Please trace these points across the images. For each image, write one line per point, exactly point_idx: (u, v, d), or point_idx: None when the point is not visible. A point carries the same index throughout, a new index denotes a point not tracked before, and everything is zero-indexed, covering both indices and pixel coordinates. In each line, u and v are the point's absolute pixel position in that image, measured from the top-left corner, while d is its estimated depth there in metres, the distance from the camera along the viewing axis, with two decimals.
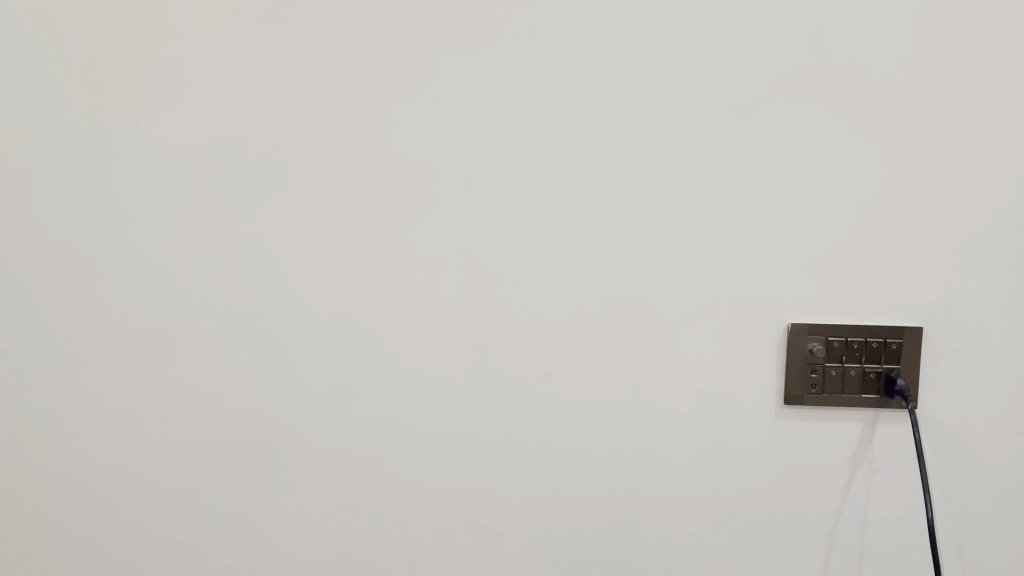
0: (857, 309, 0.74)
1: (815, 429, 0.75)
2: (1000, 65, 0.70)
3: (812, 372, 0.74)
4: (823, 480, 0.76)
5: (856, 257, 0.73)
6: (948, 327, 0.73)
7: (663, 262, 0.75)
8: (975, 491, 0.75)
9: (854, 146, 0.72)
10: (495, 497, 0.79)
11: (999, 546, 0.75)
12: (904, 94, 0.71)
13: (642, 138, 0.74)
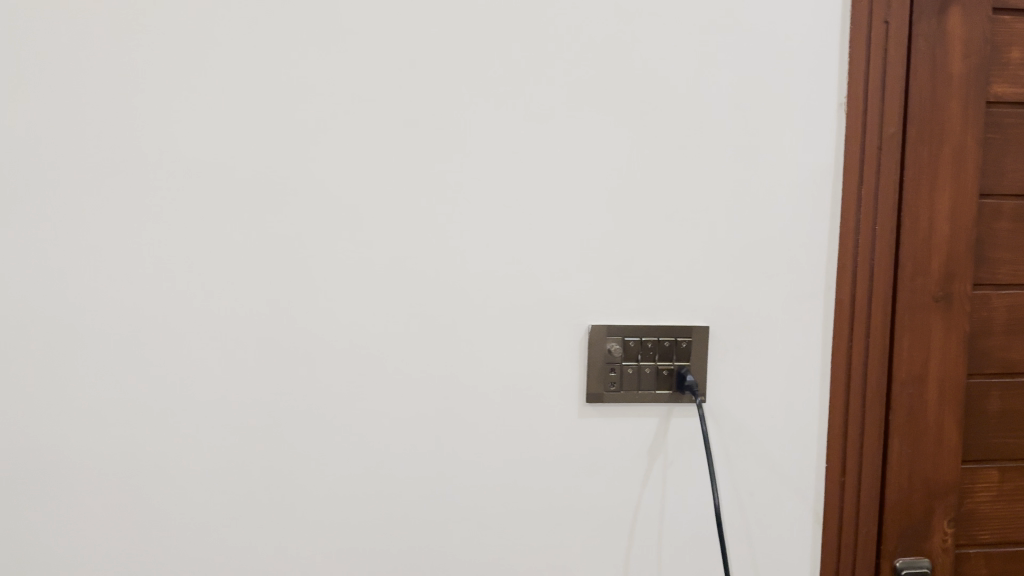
0: (656, 308, 0.77)
1: (617, 429, 0.78)
2: (777, 78, 0.76)
3: (611, 371, 0.76)
4: (623, 476, 0.78)
5: (653, 258, 0.76)
6: (736, 324, 0.78)
7: (466, 263, 0.75)
8: (760, 475, 0.80)
9: (651, 149, 0.75)
10: (298, 509, 0.77)
11: (782, 529, 0.80)
12: (698, 100, 0.75)
13: (443, 137, 0.73)
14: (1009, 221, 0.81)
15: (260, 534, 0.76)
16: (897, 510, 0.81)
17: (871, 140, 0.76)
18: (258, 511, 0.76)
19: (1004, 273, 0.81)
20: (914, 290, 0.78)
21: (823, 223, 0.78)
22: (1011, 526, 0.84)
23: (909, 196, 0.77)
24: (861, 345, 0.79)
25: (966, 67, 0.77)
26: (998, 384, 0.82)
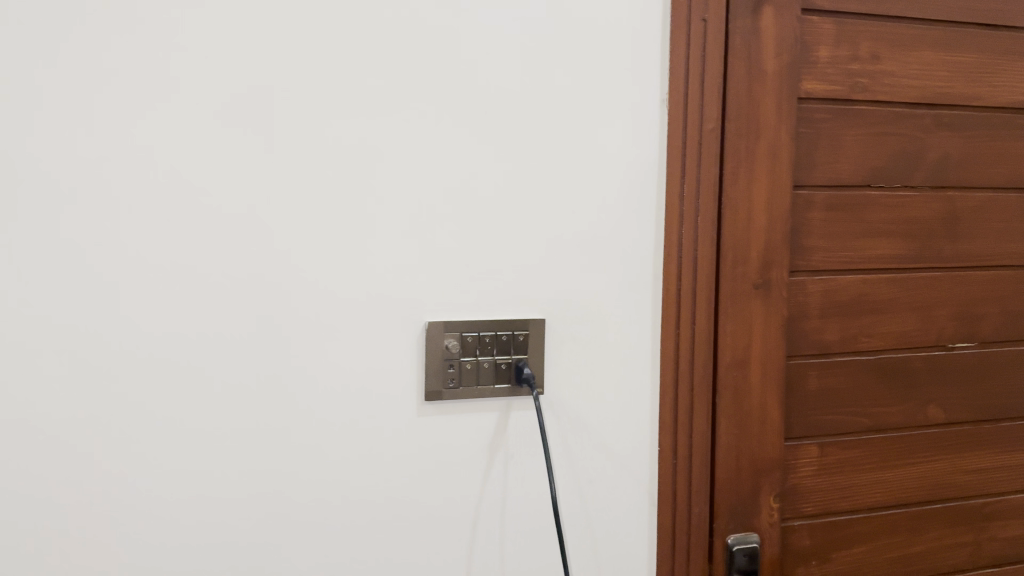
0: (493, 303, 0.77)
1: (456, 427, 0.77)
2: (601, 73, 0.78)
3: (450, 367, 0.76)
4: (465, 474, 0.78)
5: (489, 252, 0.77)
6: (570, 315, 0.80)
7: (292, 262, 0.72)
8: (599, 464, 0.81)
9: (482, 144, 0.75)
10: (111, 533, 0.71)
11: (620, 514, 0.83)
12: (527, 94, 0.76)
13: (265, 131, 0.70)
14: (821, 210, 0.87)
15: (68, 563, 0.70)
16: (727, 489, 0.86)
17: (691, 132, 0.80)
18: (66, 538, 0.70)
19: (818, 260, 0.87)
20: (735, 278, 0.84)
21: (650, 215, 0.81)
22: (831, 497, 0.90)
23: (730, 186, 0.82)
24: (688, 332, 0.83)
25: (778, 64, 0.82)
26: (814, 363, 0.88)
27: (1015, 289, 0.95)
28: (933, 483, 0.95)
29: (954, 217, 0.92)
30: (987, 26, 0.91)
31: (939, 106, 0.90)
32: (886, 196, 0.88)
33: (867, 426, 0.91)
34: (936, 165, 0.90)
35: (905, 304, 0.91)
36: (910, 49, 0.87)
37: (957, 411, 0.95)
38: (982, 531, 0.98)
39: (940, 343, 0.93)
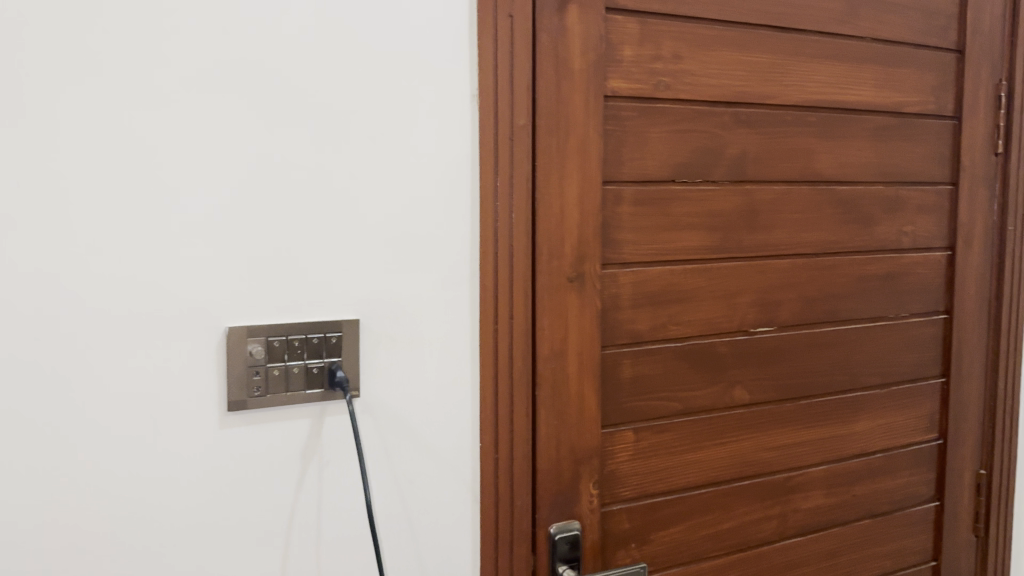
0: (300, 305, 0.74)
1: (263, 436, 0.74)
2: (409, 68, 0.76)
3: (256, 375, 0.73)
4: (276, 484, 0.75)
5: (296, 253, 0.74)
6: (385, 315, 0.78)
7: (75, 266, 0.66)
8: (416, 464, 0.80)
9: (284, 140, 0.72)
10: None
11: (441, 513, 0.82)
12: (334, 88, 0.74)
13: (35, 122, 0.64)
14: (631, 204, 0.89)
15: None
16: (548, 480, 0.87)
17: (502, 127, 0.81)
18: None
19: (629, 253, 0.90)
20: (551, 272, 0.85)
21: (464, 211, 0.81)
22: (647, 480, 0.94)
23: (543, 183, 0.84)
24: (506, 326, 0.83)
25: (585, 62, 0.84)
26: (628, 352, 0.91)
27: (807, 275, 1.03)
28: (741, 460, 1.01)
29: (752, 210, 0.97)
30: (778, 28, 0.97)
31: (736, 104, 0.95)
32: (690, 191, 0.93)
33: (679, 410, 0.96)
34: (734, 160, 0.95)
35: (710, 293, 0.96)
36: (708, 49, 0.92)
37: (760, 391, 1.01)
38: (785, 502, 1.05)
39: (743, 328, 0.99)
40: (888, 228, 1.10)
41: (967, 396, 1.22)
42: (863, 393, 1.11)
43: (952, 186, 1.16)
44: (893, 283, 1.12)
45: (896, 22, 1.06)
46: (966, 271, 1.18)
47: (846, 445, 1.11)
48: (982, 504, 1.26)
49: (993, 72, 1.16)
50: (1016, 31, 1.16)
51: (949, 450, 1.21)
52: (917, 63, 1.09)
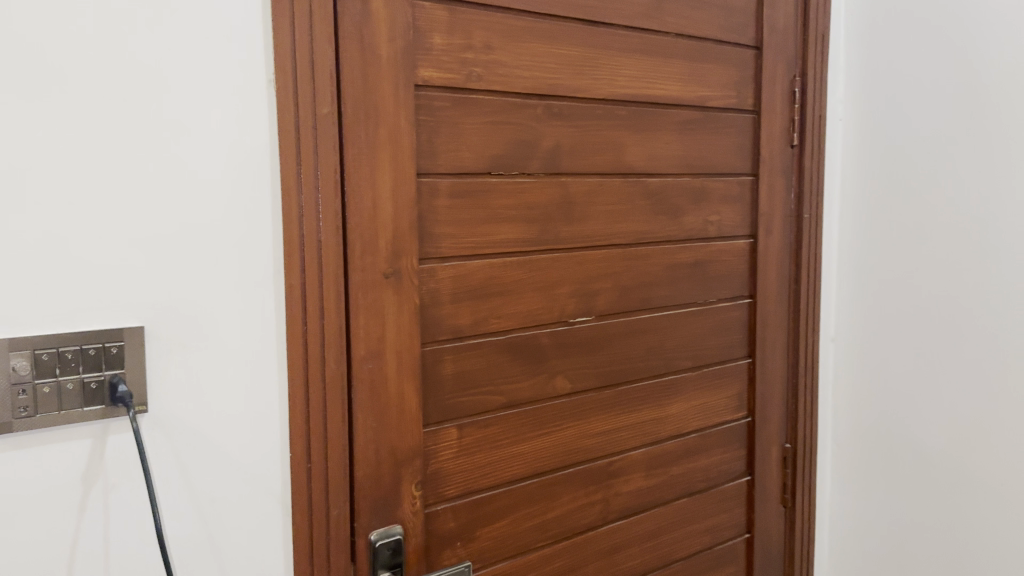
0: (73, 313, 0.67)
1: (32, 462, 0.66)
2: (195, 53, 0.70)
3: (21, 393, 0.65)
4: (51, 514, 0.67)
5: (67, 253, 0.66)
6: (174, 320, 0.72)
7: None
8: (216, 480, 0.75)
9: (48, 130, 0.64)
10: None
11: (248, 529, 0.77)
12: (107, 72, 0.66)
13: None
14: (447, 197, 0.87)
15: None
16: (367, 486, 0.84)
17: (304, 117, 0.76)
18: None
19: (447, 247, 0.88)
20: (364, 269, 0.82)
21: (265, 205, 0.76)
22: (471, 477, 0.93)
23: (352, 176, 0.80)
24: (316, 327, 0.79)
25: (392, 49, 0.81)
26: (449, 348, 0.89)
27: (622, 265, 1.05)
28: (564, 450, 1.02)
29: (568, 201, 0.98)
30: (587, 21, 0.97)
31: (549, 96, 0.95)
32: (506, 183, 0.92)
33: (502, 404, 0.95)
34: (549, 152, 0.95)
35: (529, 285, 0.96)
36: (519, 40, 0.91)
37: (580, 380, 1.02)
38: (607, 488, 1.07)
39: (562, 319, 0.99)
40: (696, 218, 1.15)
41: (772, 375, 1.30)
42: (678, 377, 1.15)
43: (753, 177, 1.22)
44: (702, 271, 1.17)
45: (698, 19, 1.10)
46: (768, 257, 1.25)
47: (663, 428, 1.14)
48: (788, 475, 1.34)
49: (787, 68, 1.23)
50: (807, 31, 1.24)
51: (757, 427, 1.28)
52: (719, 60, 1.14)
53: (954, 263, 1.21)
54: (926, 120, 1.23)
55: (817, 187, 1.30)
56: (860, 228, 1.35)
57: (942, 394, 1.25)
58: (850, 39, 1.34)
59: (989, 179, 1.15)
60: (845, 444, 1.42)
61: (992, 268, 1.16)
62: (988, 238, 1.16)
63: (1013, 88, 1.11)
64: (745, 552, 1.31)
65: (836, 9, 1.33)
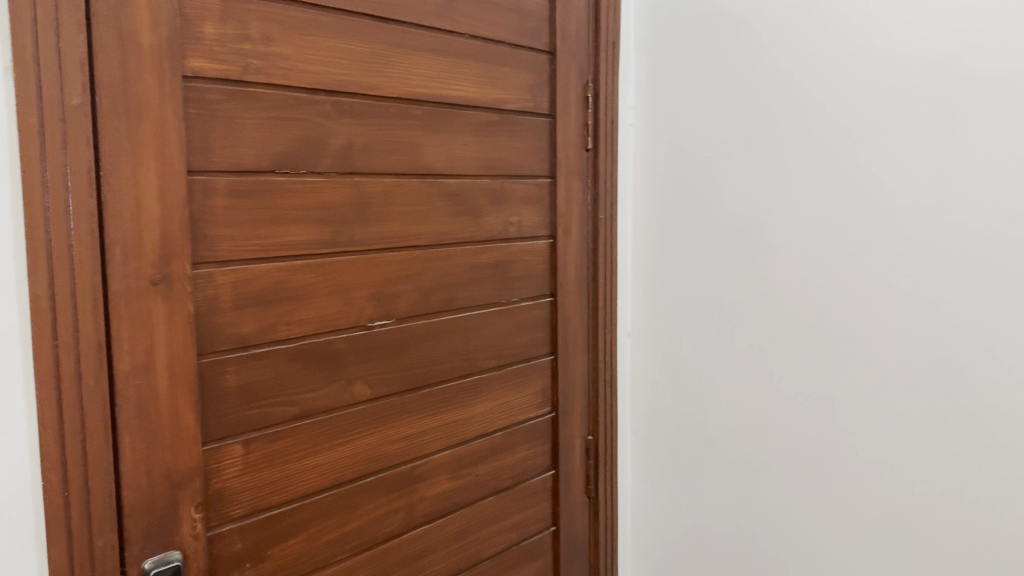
0: None
1: None
2: None
3: None
4: None
5: None
6: None
7: None
8: None
9: None
10: None
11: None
12: None
13: None
14: (224, 197, 0.82)
15: None
16: (139, 510, 0.77)
17: (49, 108, 0.68)
18: None
19: (226, 250, 0.82)
20: (126, 276, 0.75)
21: (4, 205, 0.67)
22: (260, 494, 0.88)
23: (112, 174, 0.73)
24: (71, 340, 0.71)
25: (156, 37, 0.75)
26: (232, 358, 0.84)
27: (421, 267, 1.03)
28: (364, 459, 0.99)
29: (363, 202, 0.95)
30: (377, 17, 0.95)
31: (338, 93, 0.91)
32: (293, 182, 0.87)
33: (294, 415, 0.90)
34: (340, 151, 0.92)
35: (322, 289, 0.92)
36: (302, 34, 0.87)
37: (380, 385, 1.00)
38: (410, 493, 1.05)
39: (359, 323, 0.96)
40: (496, 218, 1.15)
41: (573, 371, 1.33)
42: (481, 377, 1.15)
43: (550, 179, 1.24)
44: (503, 271, 1.18)
45: (492, 22, 1.11)
46: (566, 257, 1.28)
47: (467, 430, 1.14)
48: (591, 466, 1.38)
49: (580, 74, 1.27)
50: (598, 38, 1.28)
51: (560, 421, 1.31)
52: (514, 63, 1.15)
53: (737, 256, 1.30)
54: (707, 127, 1.32)
55: (611, 189, 1.34)
56: (652, 226, 1.42)
57: (729, 379, 1.33)
58: (639, 48, 1.40)
59: (767, 178, 1.25)
60: (643, 433, 1.48)
61: (768, 261, 1.26)
62: (764, 233, 1.26)
63: (783, 97, 1.21)
64: (552, 546, 1.33)
65: (626, 19, 1.39)
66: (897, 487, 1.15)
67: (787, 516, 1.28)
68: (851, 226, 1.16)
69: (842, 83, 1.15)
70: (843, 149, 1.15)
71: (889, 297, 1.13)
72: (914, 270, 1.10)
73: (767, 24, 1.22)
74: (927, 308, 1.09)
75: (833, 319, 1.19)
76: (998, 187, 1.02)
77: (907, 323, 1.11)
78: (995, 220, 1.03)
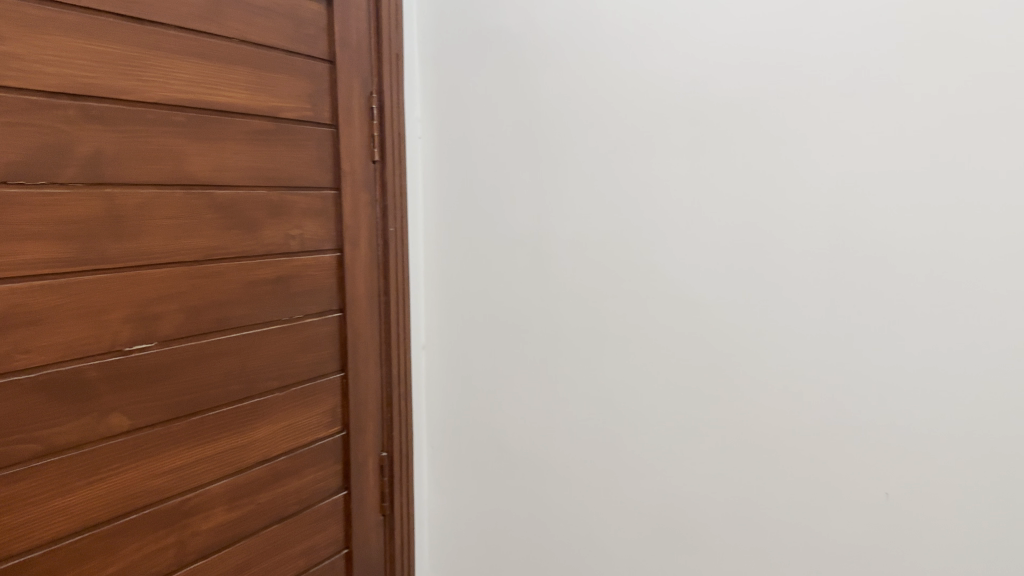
0: None
1: None
2: None
3: None
4: None
5: None
6: None
7: None
8: None
9: None
10: None
11: None
12: None
13: None
14: None
15: None
16: None
17: None
18: None
19: None
20: None
21: None
22: None
23: None
24: None
25: None
26: None
27: (189, 284, 0.97)
28: (125, 495, 0.91)
29: (116, 217, 0.88)
30: (128, 17, 0.88)
31: (83, 97, 0.84)
32: (29, 195, 0.79)
33: (38, 452, 0.82)
34: (86, 160, 0.84)
35: (69, 312, 0.84)
36: (37, 32, 0.79)
37: (142, 415, 0.92)
38: (182, 529, 0.99)
39: (115, 347, 0.89)
40: (275, 231, 1.10)
41: (365, 387, 1.30)
42: (261, 400, 1.10)
43: (335, 191, 1.21)
44: (285, 286, 1.13)
45: (264, 27, 1.07)
46: (354, 270, 1.25)
47: (246, 455, 1.08)
48: (386, 483, 1.36)
49: (364, 84, 1.24)
50: (381, 49, 1.27)
51: (352, 440, 1.28)
52: (289, 70, 1.11)
53: (523, 268, 1.33)
54: (490, 140, 1.34)
55: (399, 201, 1.33)
56: (442, 239, 1.42)
57: (517, 388, 1.36)
58: (424, 62, 1.40)
59: (548, 193, 1.29)
60: (438, 446, 1.48)
61: (551, 272, 1.30)
62: (546, 245, 1.30)
63: (561, 114, 1.26)
64: (345, 569, 1.29)
65: (409, 32, 1.38)
66: (670, 483, 1.23)
67: (574, 519, 1.33)
68: (625, 237, 1.22)
69: (612, 102, 1.21)
70: (615, 164, 1.22)
71: (660, 305, 1.20)
72: (680, 278, 1.18)
73: (542, 43, 1.26)
74: (693, 314, 1.17)
75: (611, 327, 1.25)
76: (746, 201, 1.12)
77: (677, 328, 1.19)
78: (746, 231, 1.12)
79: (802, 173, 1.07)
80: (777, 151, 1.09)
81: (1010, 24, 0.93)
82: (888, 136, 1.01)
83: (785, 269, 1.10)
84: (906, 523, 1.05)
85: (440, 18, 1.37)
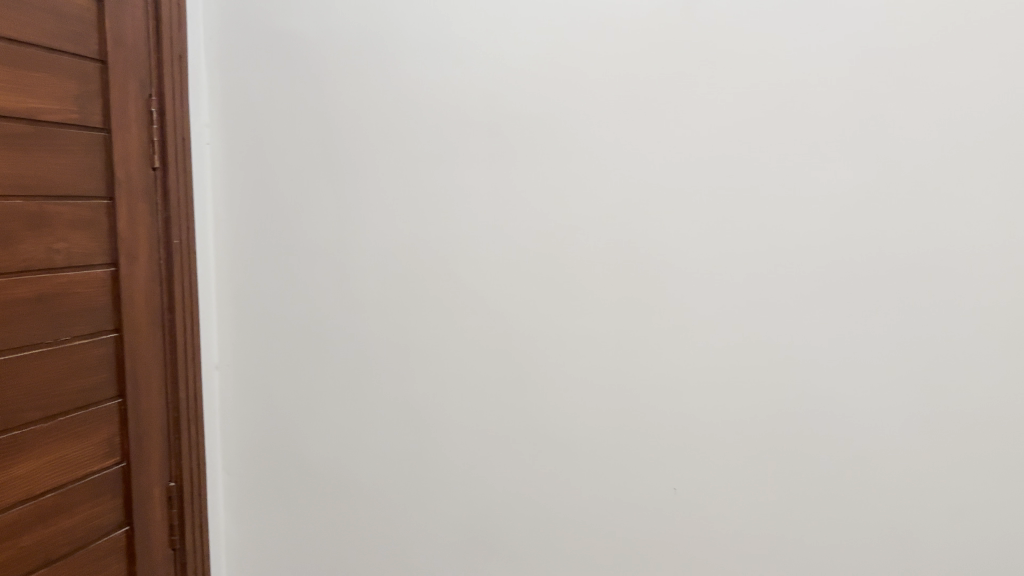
0: None
1: None
2: None
3: None
4: None
5: None
6: None
7: None
8: None
9: None
10: None
11: None
12: None
13: None
14: None
15: None
16: None
17: None
18: None
19: None
20: None
21: None
22: None
23: None
24: None
25: None
26: None
27: None
28: None
29: None
30: None
31: None
32: None
33: None
34: None
35: None
36: None
37: None
38: None
39: None
40: (35, 245, 1.00)
41: (148, 412, 1.21)
42: (22, 432, 0.99)
43: (108, 202, 1.12)
44: (47, 305, 1.03)
45: (19, 21, 0.97)
46: (132, 287, 1.16)
47: (4, 495, 0.97)
48: (175, 515, 1.26)
49: (141, 87, 1.16)
50: (161, 51, 1.19)
51: (134, 471, 1.18)
52: (50, 69, 1.02)
53: (323, 281, 1.29)
54: (286, 149, 1.29)
55: (184, 212, 1.25)
56: (234, 253, 1.35)
57: (319, 405, 1.32)
58: (211, 66, 1.32)
59: (346, 204, 1.26)
60: (233, 472, 1.40)
61: (352, 284, 1.27)
62: (348, 257, 1.27)
63: (360, 124, 1.24)
64: None
65: (194, 33, 1.30)
66: (475, 492, 1.24)
67: (377, 536, 1.31)
68: (426, 249, 1.22)
69: (413, 113, 1.20)
70: (417, 175, 1.22)
71: (462, 315, 1.21)
72: (481, 288, 1.20)
73: (339, 50, 1.24)
74: (495, 324, 1.19)
75: (414, 338, 1.24)
76: (542, 213, 1.15)
77: (479, 338, 1.21)
78: (544, 242, 1.16)
79: (593, 185, 1.12)
80: (570, 165, 1.13)
81: (769, 53, 1.03)
82: (671, 153, 1.08)
83: (580, 278, 1.14)
84: (692, 513, 1.13)
85: (229, 20, 1.30)
